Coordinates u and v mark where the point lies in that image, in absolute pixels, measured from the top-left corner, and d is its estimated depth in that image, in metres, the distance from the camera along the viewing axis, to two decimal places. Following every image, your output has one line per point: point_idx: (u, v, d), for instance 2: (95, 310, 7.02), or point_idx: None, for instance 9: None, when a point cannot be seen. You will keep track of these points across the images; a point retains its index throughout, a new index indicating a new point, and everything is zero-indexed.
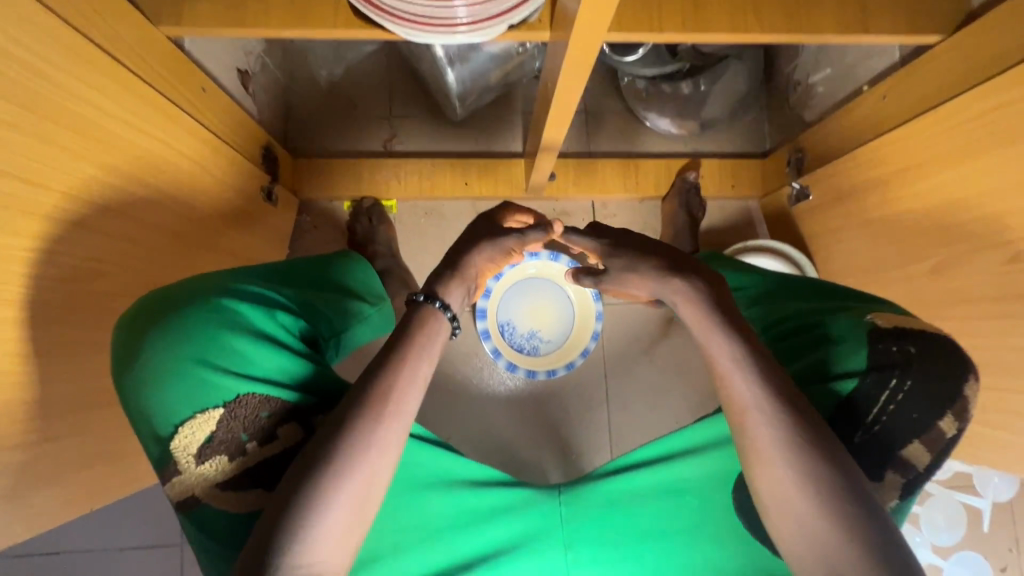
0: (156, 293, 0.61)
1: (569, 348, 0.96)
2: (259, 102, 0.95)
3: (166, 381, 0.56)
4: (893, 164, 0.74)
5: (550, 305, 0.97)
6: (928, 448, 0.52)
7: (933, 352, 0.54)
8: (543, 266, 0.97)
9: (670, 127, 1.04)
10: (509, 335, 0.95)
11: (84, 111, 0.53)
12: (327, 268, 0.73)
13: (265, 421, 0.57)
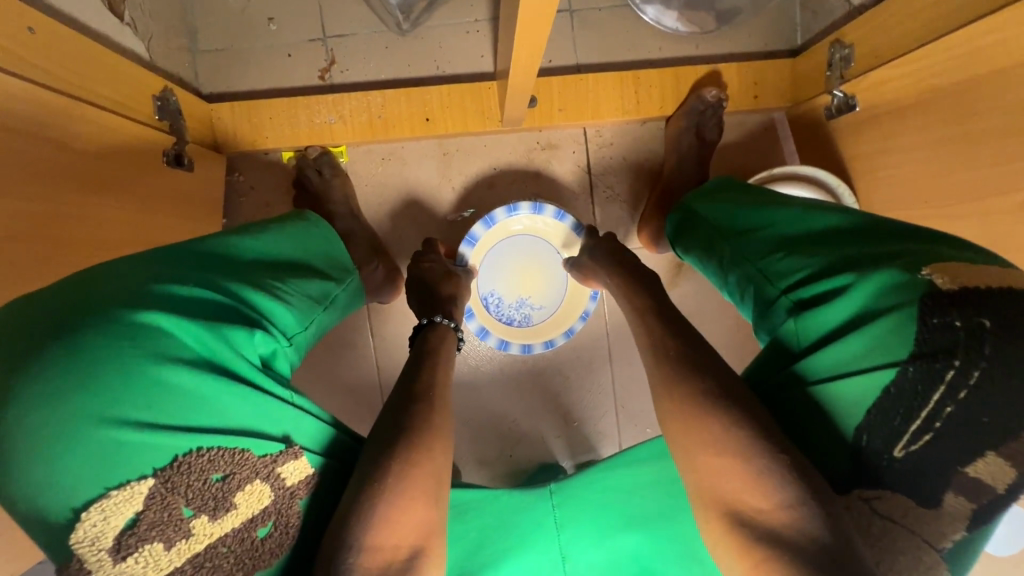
0: (23, 303, 0.38)
1: (565, 314, 0.84)
2: (144, 33, 0.73)
3: (51, 450, 0.34)
4: (986, 64, 0.55)
5: (537, 268, 0.83)
6: (1013, 463, 0.35)
7: (1017, 320, 0.35)
8: (525, 223, 0.81)
9: (676, 25, 0.82)
10: (497, 309, 0.83)
11: None
12: (282, 241, 0.54)
13: (221, 487, 0.39)
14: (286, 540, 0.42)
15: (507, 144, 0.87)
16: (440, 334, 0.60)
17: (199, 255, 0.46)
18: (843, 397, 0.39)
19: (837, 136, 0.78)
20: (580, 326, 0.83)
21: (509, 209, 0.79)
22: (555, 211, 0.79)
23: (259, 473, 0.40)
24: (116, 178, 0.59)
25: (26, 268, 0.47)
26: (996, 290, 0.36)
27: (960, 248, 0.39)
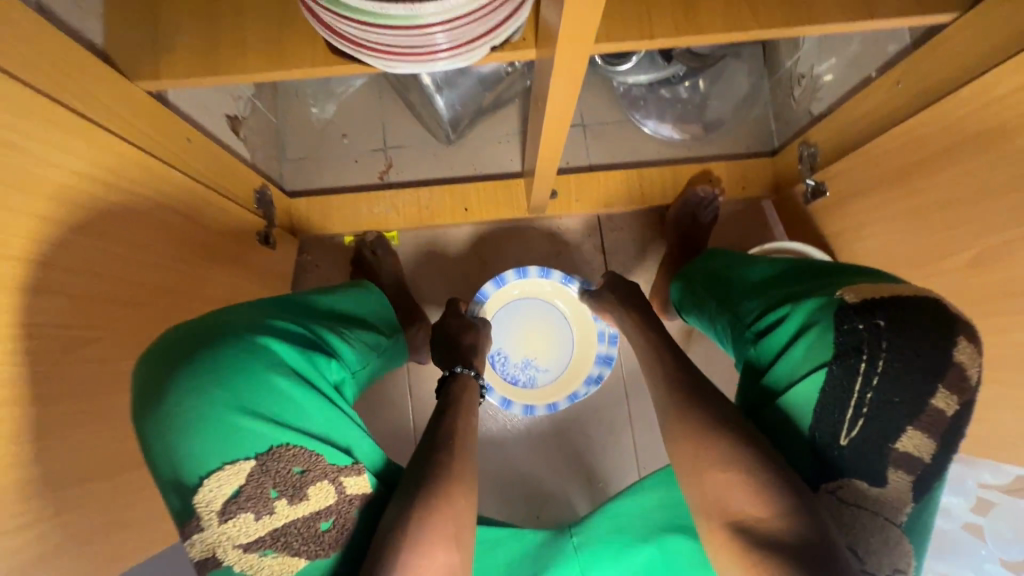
0: (182, 325, 0.51)
1: (570, 378, 0.93)
2: (251, 145, 0.94)
3: (189, 427, 0.44)
4: (918, 154, 0.69)
5: (543, 332, 0.94)
6: (928, 432, 0.44)
7: (905, 318, 0.44)
8: (531, 286, 0.93)
9: (671, 134, 1.02)
10: (505, 368, 0.93)
11: (68, 180, 0.49)
12: (350, 303, 0.66)
13: (301, 478, 0.46)
14: (344, 540, 0.47)
15: (533, 227, 1.03)
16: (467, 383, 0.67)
17: (298, 303, 0.59)
18: (798, 402, 0.47)
19: (816, 216, 0.91)
20: (587, 390, 0.91)
21: (517, 271, 0.91)
22: (561, 274, 0.92)
23: (329, 474, 0.47)
24: (224, 249, 0.75)
25: (157, 308, 0.60)
26: (890, 297, 0.45)
27: (872, 274, 0.49)
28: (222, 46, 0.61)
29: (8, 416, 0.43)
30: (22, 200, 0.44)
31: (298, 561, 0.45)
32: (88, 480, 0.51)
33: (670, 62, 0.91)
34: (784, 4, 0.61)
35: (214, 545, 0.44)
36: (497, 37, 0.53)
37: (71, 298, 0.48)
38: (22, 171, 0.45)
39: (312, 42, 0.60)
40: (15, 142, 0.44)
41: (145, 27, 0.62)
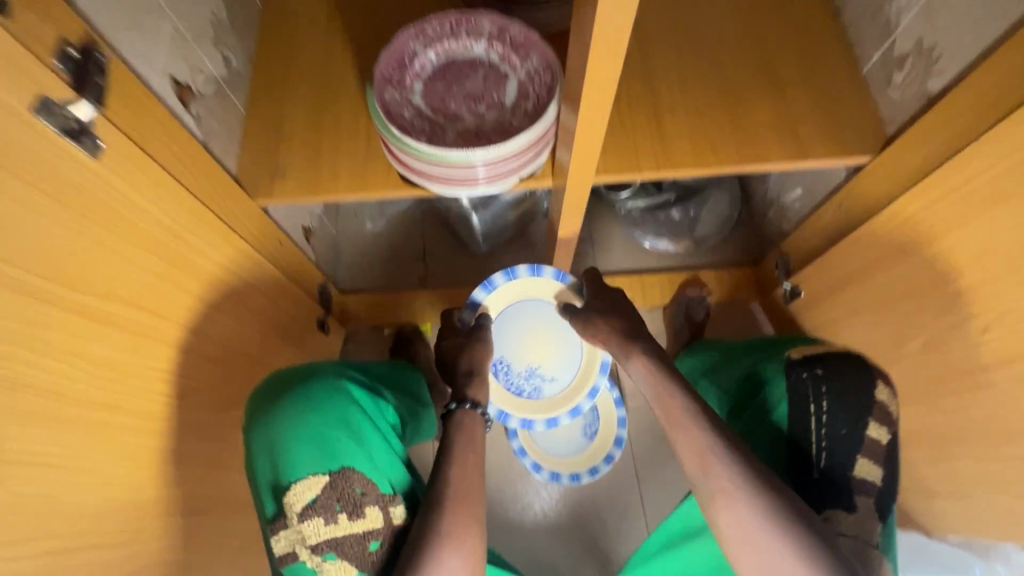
0: (292, 370, 0.66)
1: (573, 387, 0.92)
2: (317, 252, 1.11)
3: (288, 441, 0.57)
4: (864, 261, 0.84)
5: (547, 339, 0.94)
6: (874, 460, 0.59)
7: (837, 367, 0.60)
8: (527, 287, 0.92)
9: (667, 247, 1.20)
10: (507, 377, 0.94)
11: (205, 265, 0.66)
12: (404, 376, 0.79)
13: (360, 498, 0.55)
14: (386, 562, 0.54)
15: None
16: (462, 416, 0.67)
17: (366, 368, 0.73)
18: (775, 441, 0.63)
19: (798, 315, 1.04)
20: (587, 402, 0.92)
21: (509, 274, 0.90)
22: (554, 272, 0.89)
23: (382, 501, 0.56)
24: (290, 330, 0.90)
25: (236, 371, 0.74)
26: (825, 353, 0.62)
27: (814, 340, 0.66)
28: (322, 174, 0.81)
29: (133, 439, 0.55)
30: (177, 277, 0.61)
31: (351, 568, 0.54)
32: (164, 510, 0.60)
33: (660, 189, 1.15)
34: (739, 148, 0.81)
35: (293, 542, 0.54)
36: (522, 171, 0.72)
37: (187, 353, 0.63)
38: (182, 258, 0.62)
39: (386, 174, 0.81)
40: (183, 237, 0.62)
41: (264, 160, 0.82)
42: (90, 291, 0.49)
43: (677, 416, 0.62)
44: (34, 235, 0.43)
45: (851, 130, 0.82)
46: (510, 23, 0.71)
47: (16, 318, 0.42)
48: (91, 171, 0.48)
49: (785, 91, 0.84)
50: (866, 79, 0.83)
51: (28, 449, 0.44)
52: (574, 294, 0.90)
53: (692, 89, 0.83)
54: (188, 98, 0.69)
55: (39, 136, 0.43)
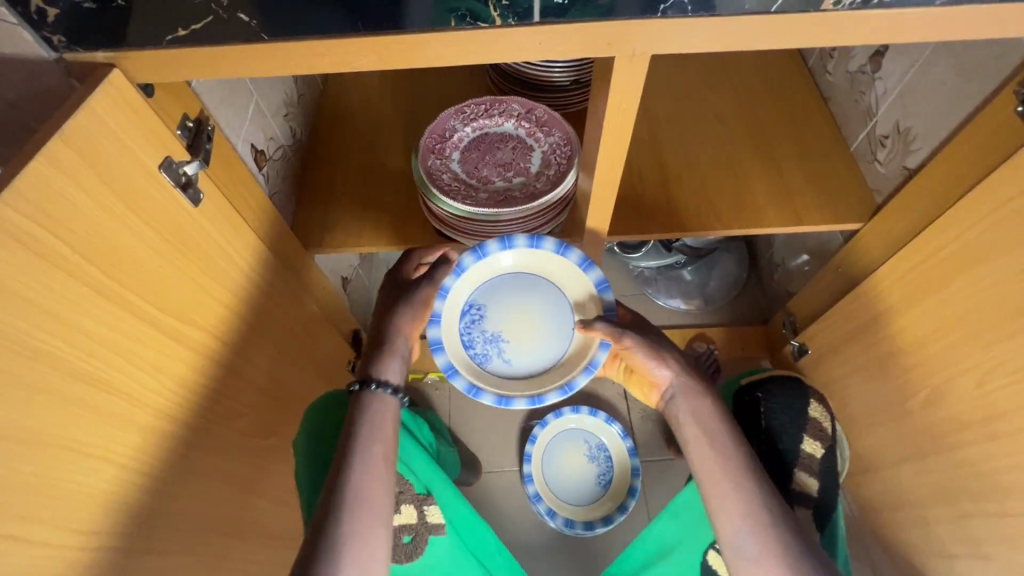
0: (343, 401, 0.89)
1: (519, 387, 0.71)
2: (353, 300, 1.21)
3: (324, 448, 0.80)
4: (864, 317, 0.89)
5: (537, 320, 0.74)
6: (811, 471, 0.86)
7: (777, 394, 0.91)
8: (565, 268, 0.73)
9: (679, 304, 1.30)
10: (471, 324, 0.73)
11: (262, 302, 0.75)
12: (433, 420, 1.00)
13: None
14: (417, 547, 0.81)
15: None
16: (364, 404, 0.69)
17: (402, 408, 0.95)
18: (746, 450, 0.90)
19: (807, 372, 1.08)
20: (519, 406, 0.69)
21: (559, 246, 0.72)
22: (599, 277, 0.72)
23: (416, 502, 0.84)
24: (324, 368, 0.97)
25: (276, 401, 0.81)
26: (770, 384, 0.92)
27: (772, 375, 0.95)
28: (366, 228, 0.92)
29: (186, 452, 0.61)
30: (238, 309, 0.69)
31: None
32: (204, 525, 0.64)
33: (671, 253, 1.22)
34: (738, 214, 0.90)
35: None
36: (543, 229, 0.82)
37: (238, 379, 0.70)
38: (244, 293, 0.71)
39: (422, 229, 0.91)
40: (247, 275, 0.71)
41: (317, 214, 0.94)
42: (175, 316, 0.58)
43: (707, 426, 0.73)
44: (145, 264, 0.53)
45: (841, 198, 0.90)
46: (536, 105, 0.83)
47: (120, 332, 0.50)
48: (190, 216, 0.59)
49: (781, 165, 0.94)
50: (856, 155, 0.93)
51: (110, 447, 0.50)
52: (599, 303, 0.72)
53: (697, 161, 0.94)
54: (262, 161, 0.81)
55: (159, 187, 0.54)
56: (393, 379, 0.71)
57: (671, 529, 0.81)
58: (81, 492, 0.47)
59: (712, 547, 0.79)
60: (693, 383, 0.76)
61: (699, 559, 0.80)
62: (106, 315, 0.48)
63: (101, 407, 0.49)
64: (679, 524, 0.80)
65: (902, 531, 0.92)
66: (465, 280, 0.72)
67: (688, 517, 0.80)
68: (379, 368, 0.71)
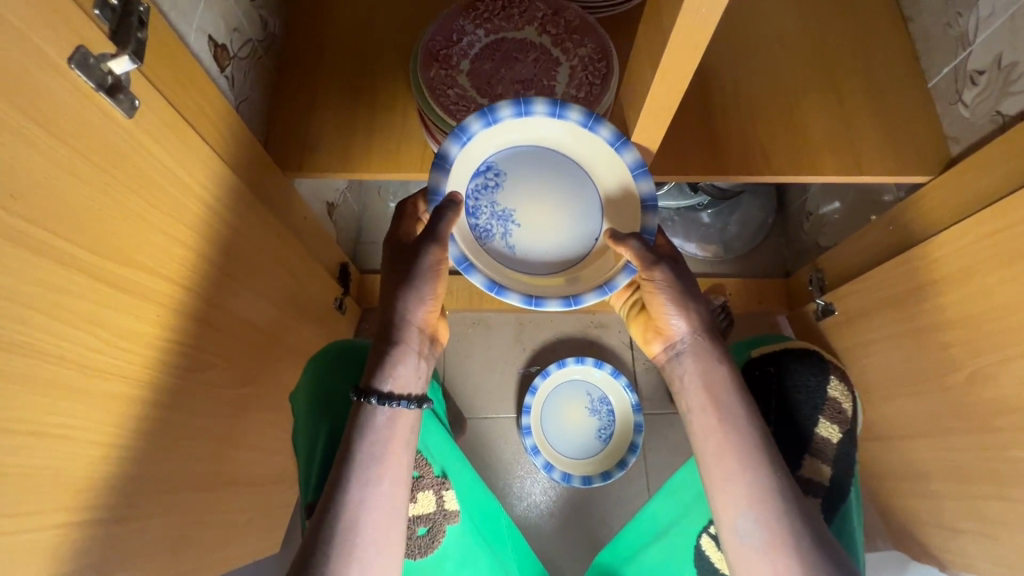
0: (332, 347, 0.82)
1: (513, 282, 0.56)
2: (339, 229, 1.09)
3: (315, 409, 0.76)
4: (910, 283, 0.80)
5: (559, 211, 0.60)
6: (824, 458, 0.82)
7: (791, 367, 0.85)
8: (614, 168, 0.58)
9: (695, 250, 1.20)
10: (482, 189, 0.59)
11: (228, 236, 0.63)
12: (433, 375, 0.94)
13: None
14: (434, 539, 0.77)
15: (568, 320, 1.11)
16: (363, 429, 0.61)
17: None
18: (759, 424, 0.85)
19: (828, 334, 1.02)
20: (510, 300, 0.52)
21: (616, 140, 0.56)
22: (650, 191, 0.56)
23: (436, 487, 0.78)
24: (307, 306, 0.88)
25: (252, 346, 0.72)
26: (783, 354, 0.86)
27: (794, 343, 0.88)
28: (354, 149, 0.78)
29: (142, 412, 0.53)
30: (198, 245, 0.58)
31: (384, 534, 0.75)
32: (172, 486, 0.58)
33: (697, 193, 1.09)
34: (791, 156, 0.77)
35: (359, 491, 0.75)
36: None
37: (203, 327, 0.60)
38: (206, 226, 0.59)
39: (421, 155, 0.78)
40: (207, 204, 0.59)
41: (294, 129, 0.79)
42: (114, 259, 0.46)
43: (712, 402, 0.66)
44: (65, 195, 0.41)
45: (909, 145, 0.78)
46: (565, 7, 0.69)
47: (37, 283, 0.39)
48: (126, 132, 0.46)
49: (846, 100, 0.79)
50: (932, 94, 0.79)
51: (41, 419, 0.42)
52: (641, 220, 0.57)
53: (749, 89, 0.79)
54: (223, 59, 0.66)
55: (75, 91, 0.40)
56: (399, 390, 0.62)
57: (665, 508, 0.77)
58: (7, 474, 0.39)
59: (706, 532, 0.75)
60: (707, 344, 0.68)
61: (691, 544, 0.76)
62: (15, 263, 0.37)
63: (23, 374, 0.39)
64: (675, 503, 0.76)
65: (905, 498, 0.90)
66: (494, 133, 0.57)
67: (683, 497, 0.75)
68: (385, 374, 0.62)
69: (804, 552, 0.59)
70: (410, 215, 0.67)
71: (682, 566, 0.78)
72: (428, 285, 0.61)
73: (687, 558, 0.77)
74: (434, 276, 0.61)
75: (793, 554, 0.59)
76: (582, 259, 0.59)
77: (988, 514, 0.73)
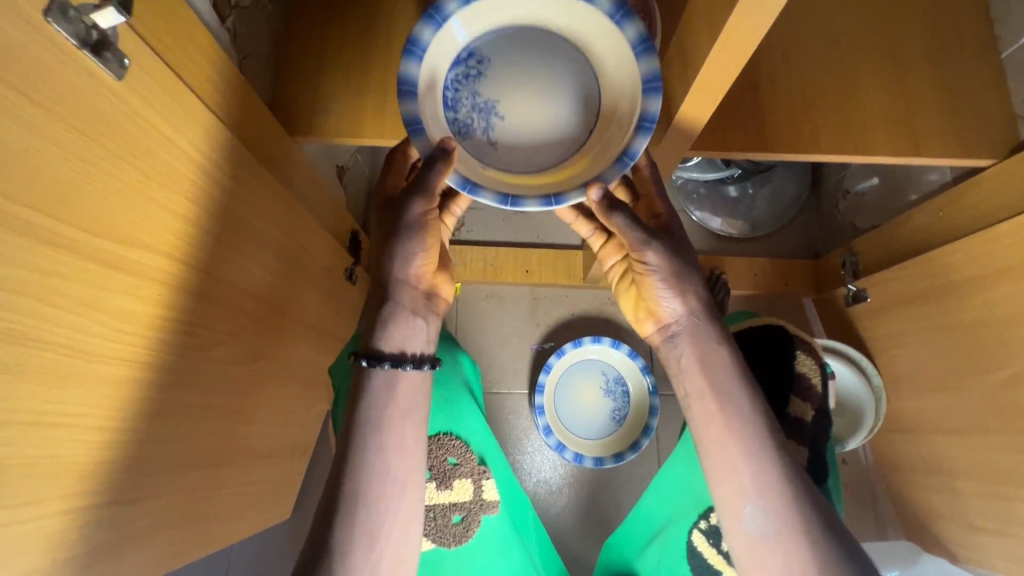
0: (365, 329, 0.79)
1: (487, 179, 0.50)
2: (349, 194, 1.04)
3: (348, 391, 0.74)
4: (957, 275, 0.75)
5: (551, 104, 0.54)
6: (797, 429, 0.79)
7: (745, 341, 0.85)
8: (614, 49, 0.51)
9: (720, 226, 1.14)
10: (463, 80, 0.53)
11: (234, 209, 0.59)
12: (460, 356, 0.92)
13: (444, 461, 0.82)
14: (468, 529, 0.80)
15: (585, 296, 1.08)
16: (363, 411, 0.57)
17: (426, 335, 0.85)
18: None
19: (857, 321, 0.98)
20: (483, 200, 0.48)
21: (616, 11, 0.49)
22: (652, 72, 0.49)
23: (474, 476, 0.82)
24: (315, 278, 0.85)
25: (261, 320, 0.69)
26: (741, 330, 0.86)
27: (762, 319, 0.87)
28: (367, 113, 0.72)
29: (151, 396, 0.50)
30: (202, 219, 0.54)
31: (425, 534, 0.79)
32: (184, 466, 0.56)
33: (728, 166, 1.03)
34: (843, 131, 0.70)
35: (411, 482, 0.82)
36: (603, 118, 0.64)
37: (210, 305, 0.57)
38: (209, 198, 0.55)
39: None
40: (208, 173, 0.54)
41: (303, 91, 0.73)
42: (109, 236, 0.43)
43: (713, 387, 0.59)
44: (50, 170, 0.36)
45: (974, 123, 0.71)
46: None
47: (25, 265, 0.36)
48: (115, 95, 0.41)
49: (906, 72, 0.72)
50: (1004, 67, 0.72)
51: (41, 410, 0.39)
52: (640, 103, 0.49)
53: (799, 57, 0.72)
54: (223, 9, 0.60)
55: (52, 47, 0.36)
56: (397, 343, 0.59)
57: (659, 505, 0.77)
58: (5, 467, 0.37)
59: (695, 527, 0.74)
60: (707, 326, 0.61)
61: (683, 541, 0.75)
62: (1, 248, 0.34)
63: (19, 364, 0.37)
64: (666, 502, 0.76)
65: (922, 492, 0.89)
66: (476, 14, 0.52)
67: (675, 493, 0.76)
68: (382, 329, 0.59)
69: (822, 548, 0.53)
70: (401, 164, 0.64)
71: (677, 565, 0.76)
72: (419, 239, 0.59)
73: (682, 560, 0.76)
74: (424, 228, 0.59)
75: (807, 550, 0.53)
76: (571, 160, 0.53)
77: (1010, 516, 0.71)
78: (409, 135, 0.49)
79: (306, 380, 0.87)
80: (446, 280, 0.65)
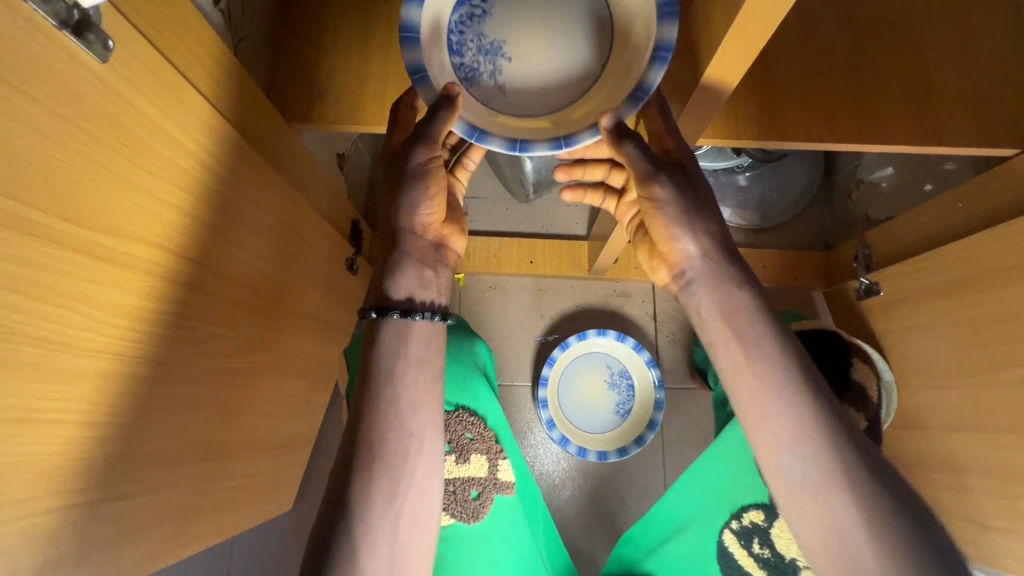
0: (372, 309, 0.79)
1: (497, 126, 0.50)
2: (351, 182, 1.03)
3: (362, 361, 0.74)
4: (975, 269, 0.73)
5: (560, 41, 0.51)
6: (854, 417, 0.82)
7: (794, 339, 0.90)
8: None
9: (728, 216, 1.13)
10: (467, 20, 0.51)
11: (231, 198, 0.58)
12: (469, 336, 0.93)
13: (463, 436, 0.81)
14: (485, 504, 0.78)
15: (591, 288, 1.06)
16: (372, 357, 0.55)
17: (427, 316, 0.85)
18: None
19: (869, 315, 0.95)
20: (492, 146, 0.47)
21: None
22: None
23: (490, 454, 0.81)
24: (316, 268, 0.84)
25: (260, 312, 0.68)
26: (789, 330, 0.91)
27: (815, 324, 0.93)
28: (367, 99, 0.70)
29: (147, 389, 0.49)
30: (196, 208, 0.52)
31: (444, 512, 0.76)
32: (182, 460, 0.55)
33: (739, 154, 1.00)
34: (860, 120, 0.67)
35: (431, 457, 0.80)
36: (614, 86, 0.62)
37: (207, 296, 0.56)
38: (204, 186, 0.53)
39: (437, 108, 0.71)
40: (203, 160, 0.53)
41: (302, 77, 0.71)
42: (96, 226, 0.41)
43: (742, 329, 0.55)
44: (33, 159, 0.35)
45: (998, 111, 0.68)
46: None
47: (7, 257, 0.34)
48: (101, 79, 0.40)
49: (928, 57, 0.69)
50: None
51: (30, 406, 0.38)
52: (654, 33, 0.47)
53: (817, 40, 0.69)
54: None
55: (30, 29, 0.34)
56: (409, 293, 0.57)
57: (682, 502, 0.78)
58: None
59: (727, 526, 0.74)
60: (724, 270, 0.57)
61: (713, 538, 0.75)
62: None
63: (4, 360, 0.36)
64: (691, 497, 0.77)
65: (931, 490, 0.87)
66: None
67: (702, 490, 0.77)
68: (394, 280, 0.57)
69: (870, 494, 0.48)
70: (406, 118, 0.61)
71: (707, 565, 0.75)
72: (427, 186, 0.57)
73: (713, 559, 0.75)
74: (430, 176, 0.57)
75: (854, 495, 0.48)
76: (584, 96, 0.51)
77: None
78: (414, 84, 0.48)
79: (306, 371, 0.86)
80: (458, 233, 0.63)
